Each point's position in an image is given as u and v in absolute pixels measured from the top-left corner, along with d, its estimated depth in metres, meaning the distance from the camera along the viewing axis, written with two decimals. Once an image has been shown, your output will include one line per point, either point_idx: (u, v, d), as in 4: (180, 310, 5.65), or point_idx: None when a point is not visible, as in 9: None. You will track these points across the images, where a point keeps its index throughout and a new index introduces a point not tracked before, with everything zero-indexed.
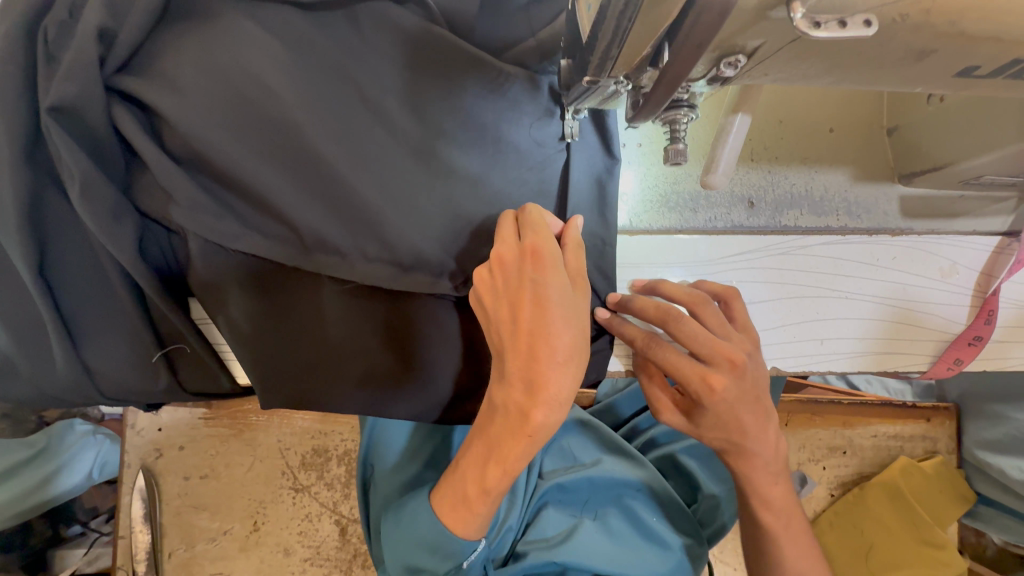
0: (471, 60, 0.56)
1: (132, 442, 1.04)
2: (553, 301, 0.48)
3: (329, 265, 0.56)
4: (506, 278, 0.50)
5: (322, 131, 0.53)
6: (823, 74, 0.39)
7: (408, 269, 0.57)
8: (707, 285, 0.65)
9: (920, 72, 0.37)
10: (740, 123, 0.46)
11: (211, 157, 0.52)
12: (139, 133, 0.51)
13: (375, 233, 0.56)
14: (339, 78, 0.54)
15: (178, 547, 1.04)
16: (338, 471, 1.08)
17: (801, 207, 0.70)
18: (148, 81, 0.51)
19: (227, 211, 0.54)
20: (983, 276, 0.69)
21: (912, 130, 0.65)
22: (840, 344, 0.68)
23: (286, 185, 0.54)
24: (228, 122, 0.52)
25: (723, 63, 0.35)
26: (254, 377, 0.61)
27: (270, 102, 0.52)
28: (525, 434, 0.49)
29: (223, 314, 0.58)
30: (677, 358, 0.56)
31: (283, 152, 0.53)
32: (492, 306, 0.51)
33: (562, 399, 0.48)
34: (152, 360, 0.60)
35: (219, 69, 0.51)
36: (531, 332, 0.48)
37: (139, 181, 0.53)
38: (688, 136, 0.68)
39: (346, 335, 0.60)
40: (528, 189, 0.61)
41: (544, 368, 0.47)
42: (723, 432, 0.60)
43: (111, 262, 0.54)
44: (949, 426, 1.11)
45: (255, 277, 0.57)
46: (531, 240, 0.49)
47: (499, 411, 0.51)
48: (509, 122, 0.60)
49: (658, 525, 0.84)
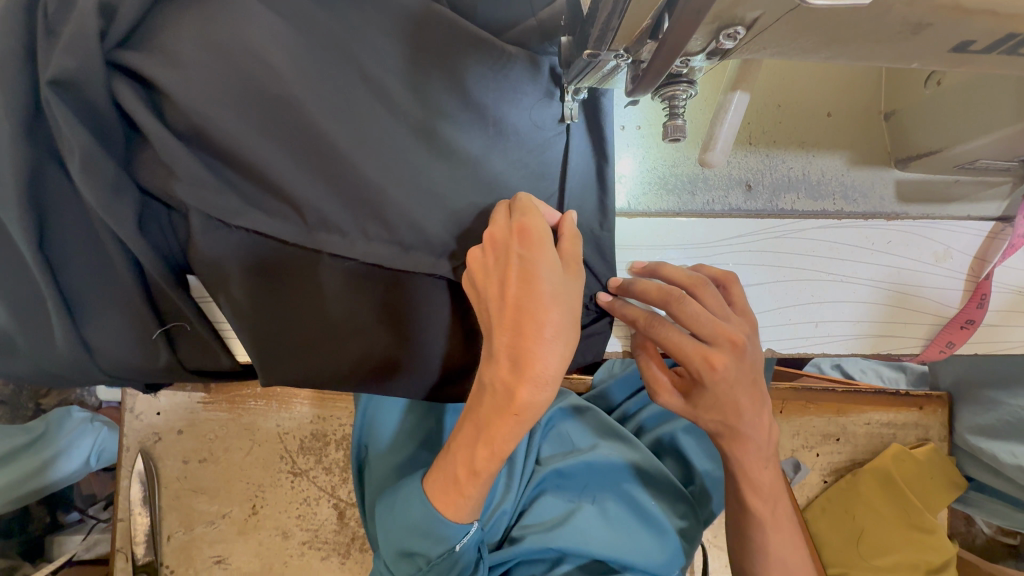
0: (472, 39, 0.56)
1: (131, 426, 1.05)
2: (542, 277, 0.48)
3: (330, 243, 0.56)
4: (496, 258, 0.51)
5: (323, 109, 0.53)
6: (822, 49, 0.39)
7: (409, 248, 0.58)
8: (705, 270, 0.65)
9: (914, 47, 0.38)
10: (738, 101, 0.46)
11: (213, 134, 0.52)
12: (139, 107, 0.50)
13: (376, 212, 0.56)
14: (342, 58, 0.54)
15: (177, 530, 1.05)
16: (336, 456, 1.08)
17: (798, 190, 0.70)
18: (148, 55, 0.50)
19: (228, 188, 0.54)
20: (976, 260, 0.70)
21: (908, 116, 0.65)
22: (836, 326, 0.69)
23: (288, 163, 0.54)
24: (229, 99, 0.52)
25: (722, 36, 0.36)
26: (254, 356, 0.61)
27: (272, 81, 0.52)
28: (511, 412, 0.49)
29: (224, 294, 0.58)
30: (680, 338, 0.57)
31: (283, 129, 0.53)
32: (483, 286, 0.51)
33: (548, 377, 0.48)
34: (151, 336, 0.60)
35: (220, 44, 0.51)
36: (517, 309, 0.48)
37: (140, 157, 0.53)
38: (688, 114, 0.68)
39: (348, 314, 0.60)
40: (528, 172, 0.62)
41: (531, 343, 0.47)
42: (719, 414, 0.61)
43: (113, 240, 0.55)
44: (941, 413, 1.12)
45: (254, 255, 0.57)
46: (519, 220, 0.50)
47: (487, 392, 0.51)
48: (509, 104, 0.60)
49: (655, 507, 0.85)
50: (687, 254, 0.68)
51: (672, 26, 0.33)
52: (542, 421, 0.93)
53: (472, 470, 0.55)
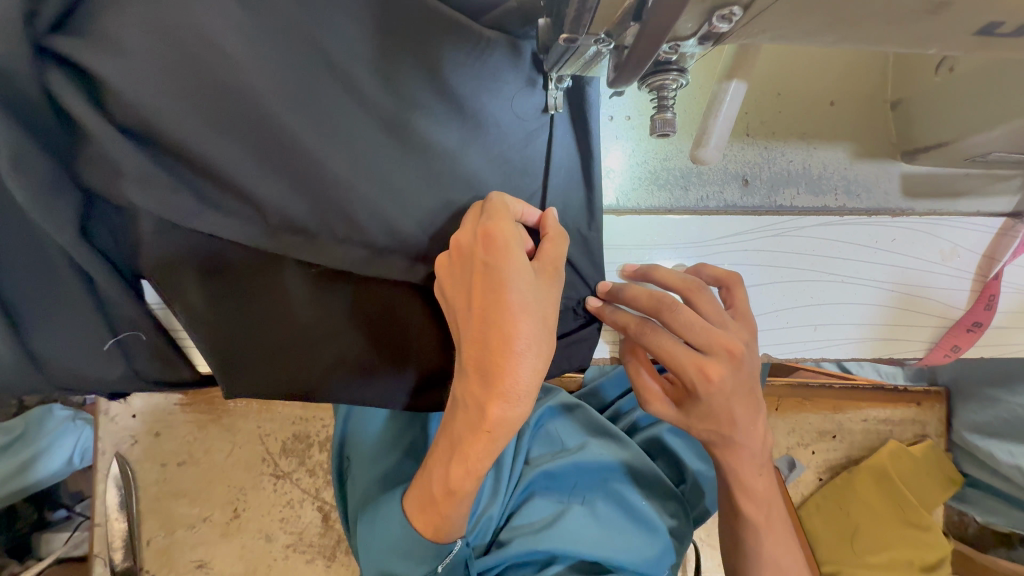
0: (446, 22, 0.50)
1: (106, 429, 1.01)
2: (509, 286, 0.44)
3: (296, 247, 0.51)
4: (463, 266, 0.47)
5: (283, 101, 0.47)
6: (828, 32, 0.34)
7: (383, 252, 0.53)
8: (709, 271, 0.61)
9: (935, 28, 0.34)
10: (734, 91, 0.42)
11: (157, 127, 0.45)
12: (74, 98, 0.43)
13: (345, 215, 0.50)
14: (302, 42, 0.47)
15: (157, 535, 1.01)
16: (320, 457, 1.05)
17: (798, 185, 0.65)
18: (81, 38, 0.42)
19: (184, 187, 0.48)
20: (984, 259, 0.66)
21: (919, 105, 0.60)
22: (837, 330, 0.66)
23: (245, 160, 0.47)
24: (175, 87, 0.44)
25: (716, 17, 0.31)
26: (216, 367, 0.57)
27: (221, 66, 0.44)
28: (481, 430, 0.46)
29: (179, 300, 0.54)
30: (673, 347, 0.53)
31: (238, 121, 0.46)
32: (452, 297, 0.48)
33: (518, 393, 0.44)
34: (105, 346, 0.57)
35: (162, 24, 0.43)
36: (482, 321, 0.45)
37: (81, 154, 0.46)
38: (679, 103, 0.64)
39: (318, 320, 0.57)
40: (510, 167, 0.57)
41: (499, 357, 0.44)
42: (713, 424, 0.58)
43: (55, 245, 0.50)
44: (939, 410, 1.09)
45: (211, 258, 0.53)
46: (484, 224, 0.45)
47: (458, 407, 0.48)
48: (488, 93, 0.54)
49: (648, 508, 0.83)
50: (681, 253, 0.64)
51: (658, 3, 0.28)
52: (530, 421, 0.90)
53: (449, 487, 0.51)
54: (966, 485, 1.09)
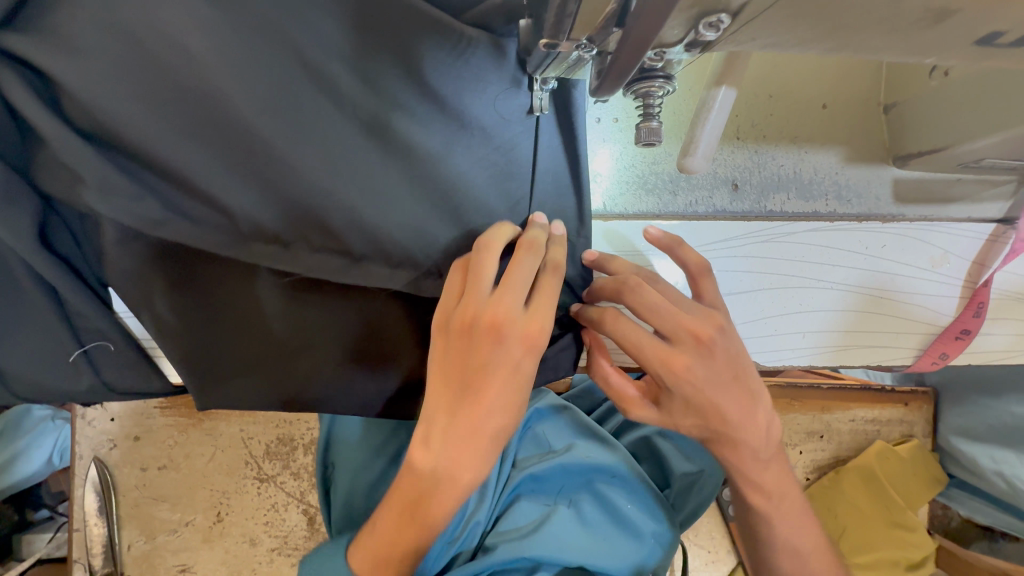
0: (423, 18, 0.46)
1: (84, 433, 0.98)
2: (526, 388, 0.48)
3: (267, 254, 0.49)
4: (489, 346, 0.46)
5: (254, 105, 0.44)
6: (822, 40, 0.33)
7: (359, 260, 0.51)
8: (682, 250, 0.56)
9: (930, 39, 0.32)
10: (723, 98, 0.40)
11: (116, 130, 0.42)
12: (30, 102, 0.40)
13: (318, 223, 0.48)
14: (269, 41, 0.43)
15: (138, 540, 1.00)
16: (305, 461, 1.03)
17: (788, 191, 0.65)
18: (38, 38, 0.39)
19: (150, 195, 0.45)
20: (974, 265, 0.65)
21: (914, 110, 0.59)
22: (824, 337, 0.65)
23: (211, 166, 0.45)
24: (135, 88, 0.42)
25: (703, 25, 0.29)
26: (190, 379, 0.56)
27: (186, 68, 0.42)
28: (456, 490, 0.48)
29: (147, 310, 0.52)
30: (639, 336, 0.52)
31: (205, 126, 0.44)
32: (462, 365, 0.47)
33: (488, 459, 0.48)
34: (71, 357, 0.55)
35: (117, 18, 0.40)
36: (485, 405, 0.46)
37: (38, 159, 0.43)
38: (665, 108, 0.62)
39: (296, 332, 0.56)
40: (495, 170, 0.55)
41: (485, 443, 0.47)
42: (699, 420, 0.54)
43: (12, 254, 0.48)
44: (926, 410, 1.09)
45: (180, 271, 0.51)
46: (537, 323, 0.47)
47: (428, 478, 0.48)
48: (472, 94, 0.51)
49: (633, 513, 0.81)
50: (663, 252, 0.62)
51: (642, 11, 0.26)
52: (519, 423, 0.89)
53: (422, 497, 0.49)
54: (951, 485, 1.09)
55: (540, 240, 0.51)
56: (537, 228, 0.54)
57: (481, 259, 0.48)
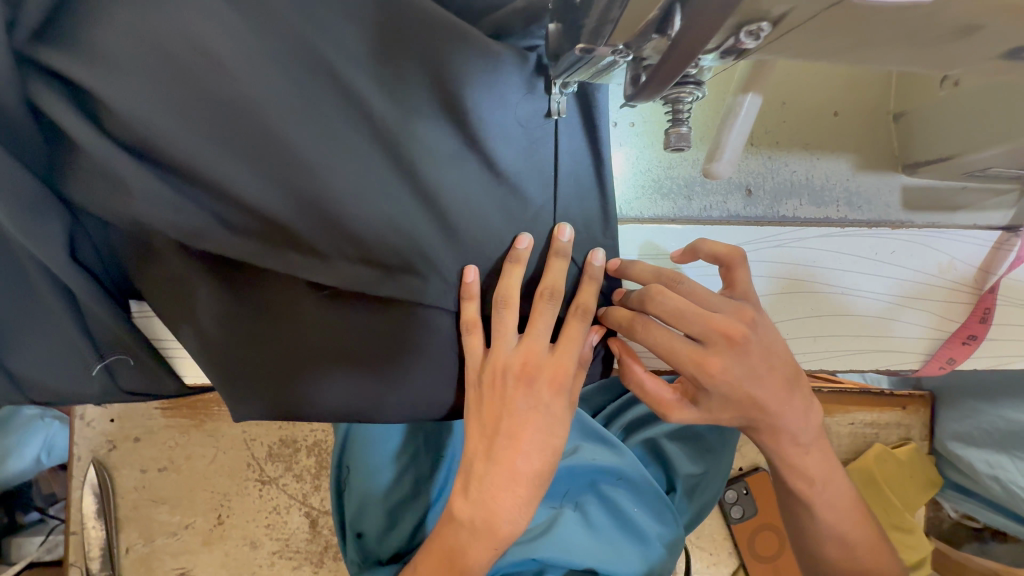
0: (447, 26, 0.48)
1: (82, 434, 0.97)
2: (556, 431, 0.54)
3: (302, 266, 0.49)
4: (521, 392, 0.53)
5: (288, 117, 0.43)
6: (853, 52, 0.33)
7: (396, 273, 0.50)
8: (708, 247, 0.58)
9: (955, 53, 0.33)
10: (749, 105, 0.40)
11: (154, 143, 0.41)
12: (66, 113, 0.40)
13: (349, 234, 0.47)
14: (300, 56, 0.44)
15: (137, 543, 0.98)
16: (307, 463, 1.02)
17: (801, 196, 0.65)
18: (71, 50, 0.39)
19: (190, 204, 0.44)
20: (980, 272, 0.67)
21: (922, 117, 0.60)
22: (835, 341, 0.66)
23: (246, 179, 0.44)
24: (170, 102, 0.41)
25: (743, 32, 0.29)
26: (223, 386, 0.56)
27: (220, 81, 0.41)
28: (493, 539, 0.53)
29: (189, 323, 0.54)
30: (671, 341, 0.53)
31: (241, 139, 0.43)
32: (496, 413, 0.53)
33: (527, 500, 0.53)
34: (93, 371, 0.55)
35: (153, 31, 0.39)
36: (521, 446, 0.52)
37: (72, 167, 0.43)
38: (695, 115, 0.63)
39: (325, 340, 0.55)
40: (518, 176, 0.54)
41: (523, 487, 0.52)
42: (737, 411, 0.55)
43: (29, 255, 0.47)
44: (923, 413, 1.11)
45: (222, 273, 0.52)
46: (561, 368, 0.53)
47: (467, 525, 0.53)
48: (495, 100, 0.51)
49: (640, 515, 0.81)
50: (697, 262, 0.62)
51: (691, 25, 0.27)
52: None
53: (464, 539, 0.53)
54: (947, 487, 1.11)
55: (560, 283, 0.55)
56: (561, 260, 0.55)
57: (502, 315, 0.54)
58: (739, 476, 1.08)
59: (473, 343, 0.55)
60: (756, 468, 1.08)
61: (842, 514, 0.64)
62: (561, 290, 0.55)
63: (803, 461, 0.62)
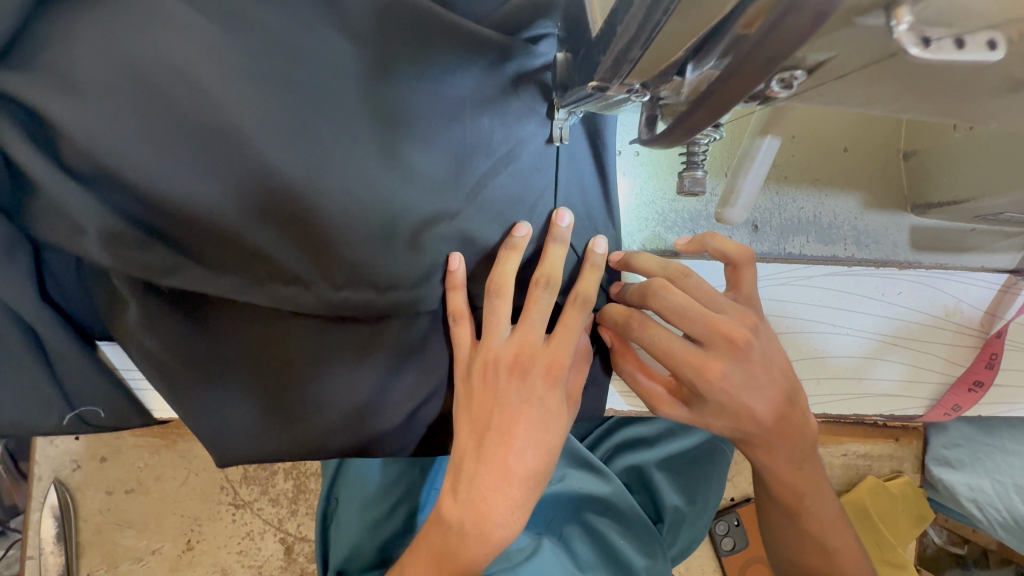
0: (448, 27, 0.44)
1: (44, 452, 0.91)
2: (552, 426, 0.48)
3: (290, 298, 0.45)
4: (512, 383, 0.47)
5: (264, 132, 0.39)
6: (891, 100, 0.31)
7: (387, 290, 0.46)
8: (716, 243, 0.54)
9: (998, 105, 0.31)
10: (768, 149, 0.38)
11: (118, 171, 0.37)
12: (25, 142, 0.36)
13: (340, 262, 0.44)
14: (279, 71, 0.40)
15: (99, 568, 0.93)
16: (285, 486, 0.97)
17: (808, 234, 0.63)
18: (39, 75, 0.35)
19: (163, 240, 0.41)
20: (987, 315, 0.66)
21: (936, 160, 0.58)
22: (837, 384, 0.64)
23: (217, 202, 0.40)
24: (134, 121, 0.37)
25: (776, 80, 0.27)
26: (183, 416, 0.51)
27: (193, 100, 0.38)
28: (484, 545, 0.46)
29: (134, 343, 0.48)
30: (671, 341, 0.49)
31: (213, 163, 0.39)
32: (486, 406, 0.48)
33: (524, 503, 0.47)
34: (62, 422, 0.51)
35: (125, 53, 0.36)
36: (513, 444, 0.46)
37: (37, 202, 0.38)
38: (711, 154, 0.61)
39: (306, 371, 0.51)
40: (517, 205, 0.51)
41: (516, 486, 0.46)
42: (732, 421, 0.52)
43: None
44: (916, 445, 1.06)
45: (190, 303, 0.48)
46: (558, 355, 0.48)
47: (455, 529, 0.47)
48: (492, 123, 0.49)
49: (625, 548, 0.77)
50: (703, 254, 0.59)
51: (730, 74, 0.24)
52: None
53: (448, 553, 0.47)
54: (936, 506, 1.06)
55: (557, 270, 0.49)
56: (558, 245, 0.50)
57: (493, 303, 0.49)
58: (729, 506, 1.04)
59: (460, 334, 0.50)
60: (747, 499, 1.04)
61: (841, 551, 0.63)
62: (558, 277, 0.50)
63: (801, 501, 0.60)
